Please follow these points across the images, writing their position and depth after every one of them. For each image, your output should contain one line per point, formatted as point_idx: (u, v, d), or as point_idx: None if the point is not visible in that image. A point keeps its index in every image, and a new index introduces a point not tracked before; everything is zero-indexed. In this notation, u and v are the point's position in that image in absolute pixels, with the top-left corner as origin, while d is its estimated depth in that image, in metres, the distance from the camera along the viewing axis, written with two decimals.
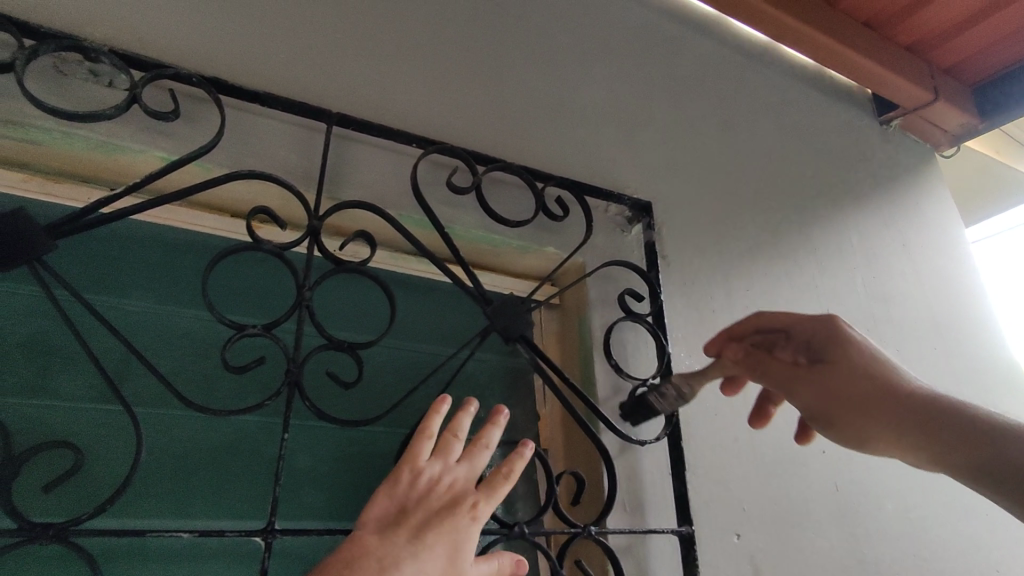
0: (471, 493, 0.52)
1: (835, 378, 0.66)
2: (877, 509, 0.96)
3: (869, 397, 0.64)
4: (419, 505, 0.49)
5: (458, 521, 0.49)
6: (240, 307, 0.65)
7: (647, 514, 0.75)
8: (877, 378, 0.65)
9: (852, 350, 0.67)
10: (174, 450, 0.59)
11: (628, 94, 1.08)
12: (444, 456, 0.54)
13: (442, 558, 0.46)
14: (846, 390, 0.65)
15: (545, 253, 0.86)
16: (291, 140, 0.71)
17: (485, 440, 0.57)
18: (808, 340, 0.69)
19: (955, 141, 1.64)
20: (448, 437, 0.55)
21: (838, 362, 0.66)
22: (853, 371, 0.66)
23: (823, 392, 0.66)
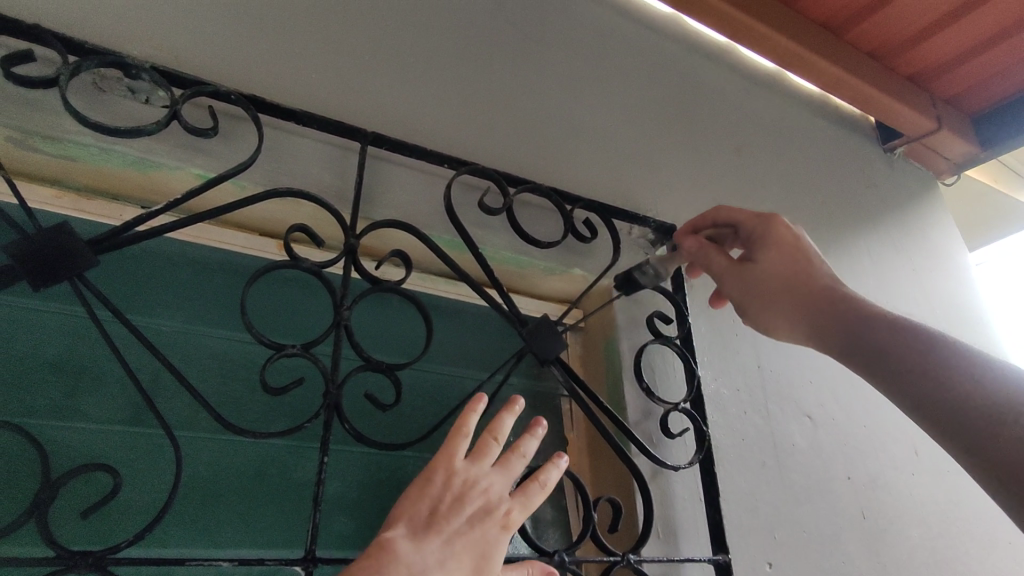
0: (505, 503, 0.48)
1: (755, 268, 0.66)
2: (902, 537, 0.95)
3: (789, 287, 0.63)
4: (452, 509, 0.45)
5: (488, 533, 0.45)
6: (274, 328, 0.64)
7: (682, 542, 0.73)
8: (806, 275, 0.63)
9: (783, 245, 0.66)
10: (208, 474, 0.57)
11: (646, 118, 1.09)
12: (480, 458, 0.49)
13: (467, 567, 0.42)
14: (764, 279, 0.65)
15: (572, 275, 0.85)
16: (324, 159, 0.71)
17: (521, 449, 0.52)
18: (749, 236, 0.69)
19: (955, 168, 1.68)
20: (486, 437, 0.50)
21: (763, 255, 0.66)
22: (774, 263, 0.65)
23: (743, 281, 0.66)
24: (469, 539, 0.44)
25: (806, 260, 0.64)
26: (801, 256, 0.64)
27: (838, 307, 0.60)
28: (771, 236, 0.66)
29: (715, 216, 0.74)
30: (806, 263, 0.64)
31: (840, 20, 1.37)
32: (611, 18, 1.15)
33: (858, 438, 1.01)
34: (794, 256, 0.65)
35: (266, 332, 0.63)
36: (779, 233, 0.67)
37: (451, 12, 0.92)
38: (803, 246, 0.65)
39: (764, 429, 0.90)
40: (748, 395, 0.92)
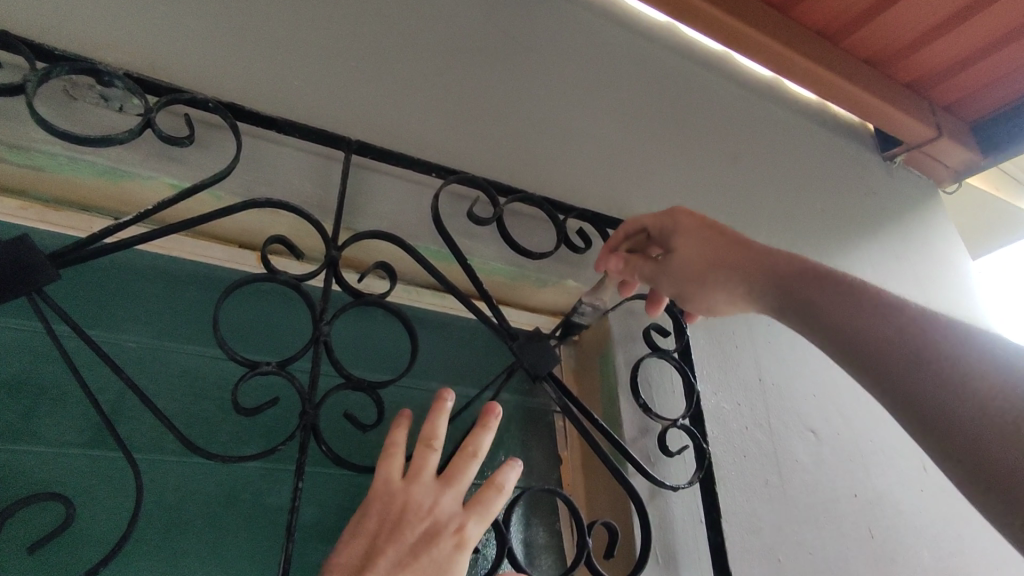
0: (455, 519, 0.48)
1: (677, 259, 0.63)
2: (913, 558, 0.91)
3: (726, 273, 0.61)
4: (396, 538, 0.46)
5: (438, 555, 0.46)
6: (251, 344, 0.61)
7: (681, 567, 0.70)
8: (735, 260, 0.61)
9: (696, 232, 0.64)
10: (172, 499, 0.54)
11: (640, 126, 1.07)
12: (419, 475, 0.50)
13: None
14: (696, 269, 0.62)
15: (565, 286, 0.82)
16: (305, 169, 0.69)
17: (470, 449, 0.52)
18: (663, 232, 0.67)
19: (956, 176, 1.66)
20: (422, 450, 0.52)
21: (680, 244, 0.64)
22: (694, 252, 0.62)
23: (673, 275, 0.63)
24: (415, 566, 0.44)
25: (729, 244, 0.62)
26: (722, 242, 0.63)
27: (796, 294, 0.57)
28: (679, 228, 0.65)
29: (625, 228, 0.71)
30: (731, 247, 0.62)
31: (836, 27, 1.36)
32: (603, 26, 1.14)
33: (865, 454, 0.98)
34: (714, 241, 0.63)
35: (242, 348, 0.61)
36: (689, 220, 0.65)
37: (440, 20, 0.91)
38: (720, 231, 0.64)
39: (767, 445, 0.87)
40: (750, 410, 0.88)
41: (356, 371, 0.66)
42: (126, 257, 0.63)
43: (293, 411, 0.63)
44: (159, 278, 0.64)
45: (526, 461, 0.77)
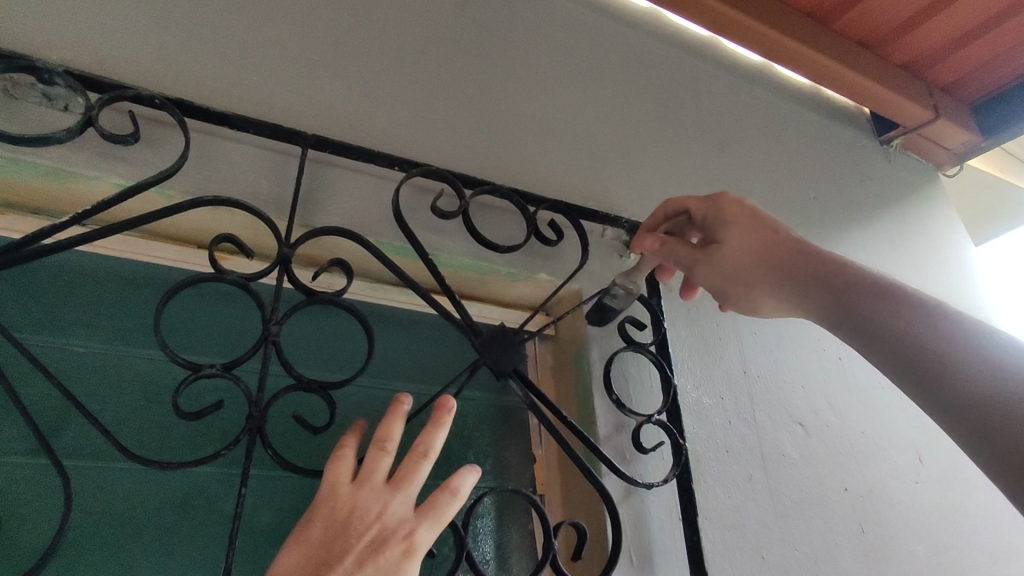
0: (404, 524, 0.46)
1: (727, 253, 0.63)
2: (907, 553, 0.88)
3: (779, 266, 0.61)
4: (341, 548, 0.43)
5: (386, 563, 0.43)
6: (189, 345, 0.60)
7: (657, 568, 0.68)
8: (789, 253, 0.62)
9: (750, 226, 0.64)
10: (122, 509, 0.54)
11: (621, 115, 1.04)
12: (368, 478, 0.47)
13: None
14: (748, 264, 0.62)
15: (538, 280, 0.80)
16: (260, 164, 0.67)
17: (421, 448, 0.50)
18: (709, 220, 0.66)
19: (956, 159, 1.61)
20: (375, 452, 0.49)
21: (730, 236, 0.63)
22: (749, 245, 0.63)
23: (717, 267, 0.63)
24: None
25: (783, 237, 0.63)
26: (776, 237, 0.63)
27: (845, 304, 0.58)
28: (732, 217, 0.64)
29: (665, 210, 0.71)
30: (785, 242, 0.62)
31: (826, 8, 1.32)
32: (582, 12, 1.11)
33: (857, 447, 0.95)
34: (773, 234, 0.63)
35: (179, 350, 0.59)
36: (736, 211, 0.65)
37: (407, 9, 0.88)
38: (772, 222, 0.64)
39: (752, 440, 0.84)
40: (734, 404, 0.86)
41: (306, 372, 0.65)
42: (74, 261, 0.61)
43: (239, 417, 0.61)
44: (109, 281, 0.62)
45: (498, 460, 0.76)
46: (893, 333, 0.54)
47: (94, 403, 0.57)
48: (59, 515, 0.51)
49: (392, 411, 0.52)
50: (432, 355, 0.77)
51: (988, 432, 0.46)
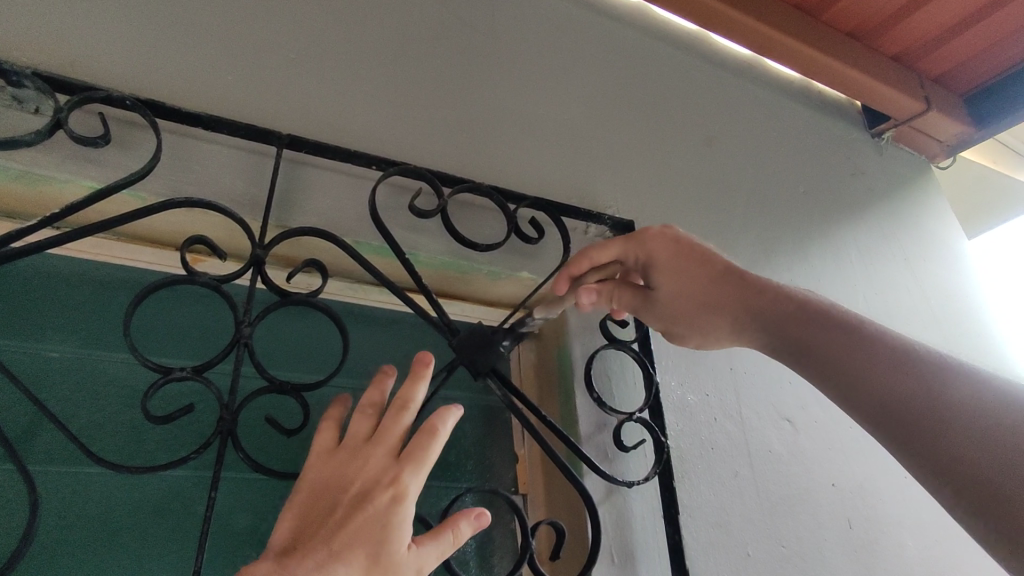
0: (387, 473, 0.47)
1: (665, 300, 0.64)
2: (895, 548, 0.88)
3: (718, 310, 0.63)
4: (328, 505, 0.45)
5: (375, 511, 0.44)
6: (160, 346, 0.60)
7: (639, 566, 0.67)
8: (724, 293, 0.63)
9: (679, 265, 0.63)
10: (96, 513, 0.53)
11: (607, 111, 1.03)
12: (349, 439, 0.50)
13: (356, 552, 0.42)
14: (690, 310, 0.63)
15: (519, 278, 0.80)
16: (234, 165, 0.66)
17: (400, 401, 0.51)
18: (640, 261, 0.65)
19: (949, 151, 1.60)
20: (356, 417, 0.52)
21: (669, 280, 0.64)
22: (683, 290, 0.63)
23: (664, 313, 0.64)
24: (351, 526, 0.43)
25: (715, 274, 0.63)
26: (709, 275, 0.63)
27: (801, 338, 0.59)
28: (659, 258, 0.64)
29: (592, 255, 0.66)
30: (719, 280, 0.63)
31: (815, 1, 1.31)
32: (566, 8, 1.10)
33: (845, 442, 0.94)
34: (706, 272, 0.63)
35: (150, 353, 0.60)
36: (666, 250, 0.64)
37: (386, 7, 0.87)
38: (701, 257, 0.64)
39: (738, 436, 0.84)
40: (719, 401, 0.85)
41: (280, 373, 0.65)
42: (48, 264, 0.61)
43: (210, 418, 0.61)
44: (83, 284, 0.62)
45: (481, 459, 0.75)
46: (849, 366, 0.55)
47: (66, 407, 0.56)
48: (25, 520, 0.51)
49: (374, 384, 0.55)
50: (414, 356, 0.76)
51: (945, 460, 0.48)
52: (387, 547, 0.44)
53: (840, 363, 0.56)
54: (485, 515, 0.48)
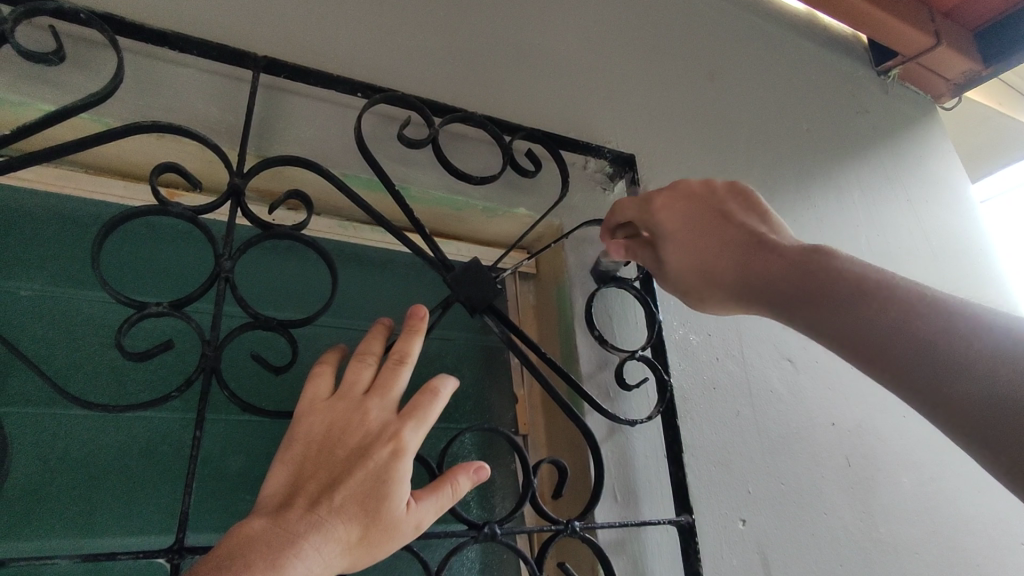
0: (389, 427, 0.47)
1: (674, 270, 0.57)
2: (892, 485, 0.88)
3: (733, 281, 0.54)
4: (324, 459, 0.45)
5: (374, 466, 0.45)
6: (139, 283, 0.57)
7: (641, 504, 0.66)
8: (731, 260, 0.55)
9: (686, 232, 0.57)
10: (81, 456, 0.51)
11: (607, 41, 0.98)
12: (348, 388, 0.50)
13: (353, 512, 0.43)
14: (696, 280, 0.56)
15: (516, 214, 0.76)
16: (208, 90, 0.61)
17: (400, 354, 0.51)
18: (649, 229, 0.59)
19: (957, 90, 1.56)
20: (354, 365, 0.51)
21: (673, 253, 0.57)
22: (691, 258, 0.56)
23: (675, 286, 0.58)
24: (350, 482, 0.44)
25: (728, 240, 0.55)
26: (719, 241, 0.56)
27: (809, 309, 0.50)
28: (666, 227, 0.58)
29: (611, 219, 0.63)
30: (727, 244, 0.55)
31: None
32: None
33: (845, 382, 0.93)
34: (710, 245, 0.56)
35: (127, 287, 0.56)
36: (678, 217, 0.58)
37: None
38: (713, 220, 0.57)
39: (739, 376, 0.82)
40: (721, 340, 0.83)
41: (266, 312, 0.62)
42: (6, 196, 0.56)
43: (194, 355, 0.58)
44: (48, 218, 0.57)
45: (480, 400, 0.73)
46: (850, 320, 0.47)
47: (38, 347, 0.53)
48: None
49: (372, 331, 0.54)
50: (407, 295, 0.73)
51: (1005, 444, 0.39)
52: (388, 501, 0.44)
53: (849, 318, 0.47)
54: (485, 469, 0.49)
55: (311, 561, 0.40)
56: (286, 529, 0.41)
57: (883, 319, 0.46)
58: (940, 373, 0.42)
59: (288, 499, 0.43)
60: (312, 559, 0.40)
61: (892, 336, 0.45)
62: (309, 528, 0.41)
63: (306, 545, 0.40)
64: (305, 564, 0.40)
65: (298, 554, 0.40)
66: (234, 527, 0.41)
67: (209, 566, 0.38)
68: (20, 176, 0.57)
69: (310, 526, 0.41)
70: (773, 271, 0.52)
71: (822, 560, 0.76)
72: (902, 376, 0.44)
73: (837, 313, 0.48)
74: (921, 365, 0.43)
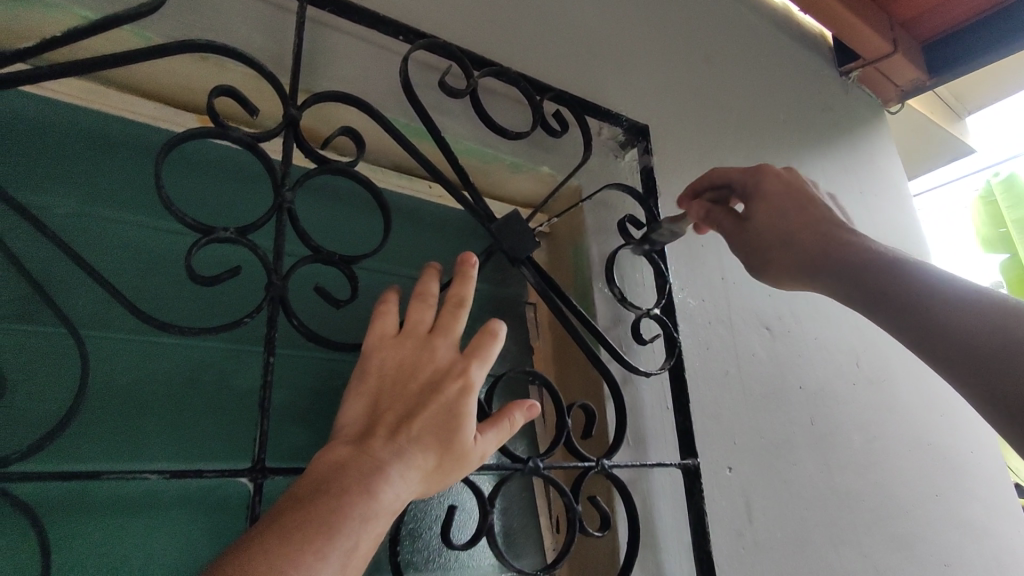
0: (456, 364, 0.49)
1: (755, 225, 0.70)
2: (845, 442, 0.99)
3: (800, 246, 0.67)
4: (398, 393, 0.47)
5: (446, 400, 0.47)
6: (200, 207, 0.57)
7: (649, 448, 0.72)
8: (810, 230, 0.67)
9: (783, 198, 0.70)
10: (127, 382, 0.50)
11: (616, 14, 1.01)
12: (413, 327, 0.51)
13: (429, 444, 0.45)
14: (774, 236, 0.69)
15: (539, 173, 0.78)
16: (253, 16, 0.59)
17: (459, 297, 0.53)
18: (747, 190, 0.72)
19: (903, 97, 1.69)
20: (416, 305, 0.52)
21: (762, 211, 0.70)
22: (777, 221, 0.69)
23: (747, 240, 0.71)
24: (426, 415, 0.46)
25: (813, 216, 0.68)
26: (809, 213, 0.68)
27: (857, 280, 0.64)
28: (767, 191, 0.70)
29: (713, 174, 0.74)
30: (810, 216, 0.68)
31: None
32: None
33: (810, 350, 1.03)
34: (799, 211, 0.68)
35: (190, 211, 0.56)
36: (778, 184, 0.71)
37: None
38: (807, 196, 0.69)
39: (728, 339, 0.89)
40: (714, 305, 0.90)
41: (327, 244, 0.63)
42: (32, 106, 0.52)
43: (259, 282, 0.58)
44: (77, 134, 0.54)
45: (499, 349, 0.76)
46: (897, 292, 0.61)
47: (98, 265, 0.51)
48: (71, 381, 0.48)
49: (426, 272, 0.55)
50: (435, 244, 0.74)
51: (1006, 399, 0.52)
52: (459, 433, 0.46)
53: (897, 296, 0.60)
54: (539, 407, 0.52)
55: (398, 487, 0.42)
56: (372, 457, 0.42)
57: (920, 294, 0.59)
58: (959, 338, 0.55)
59: (366, 430, 0.45)
60: (397, 485, 0.42)
61: (931, 310, 0.58)
62: (394, 456, 0.43)
63: (392, 472, 0.42)
64: (392, 490, 0.42)
65: (386, 482, 0.41)
66: (318, 455, 0.43)
67: (303, 489, 0.39)
68: (48, 86, 0.53)
69: (392, 454, 0.43)
70: (833, 242, 0.66)
71: (793, 506, 0.85)
72: (931, 332, 0.57)
73: (876, 285, 0.62)
74: (959, 336, 0.55)
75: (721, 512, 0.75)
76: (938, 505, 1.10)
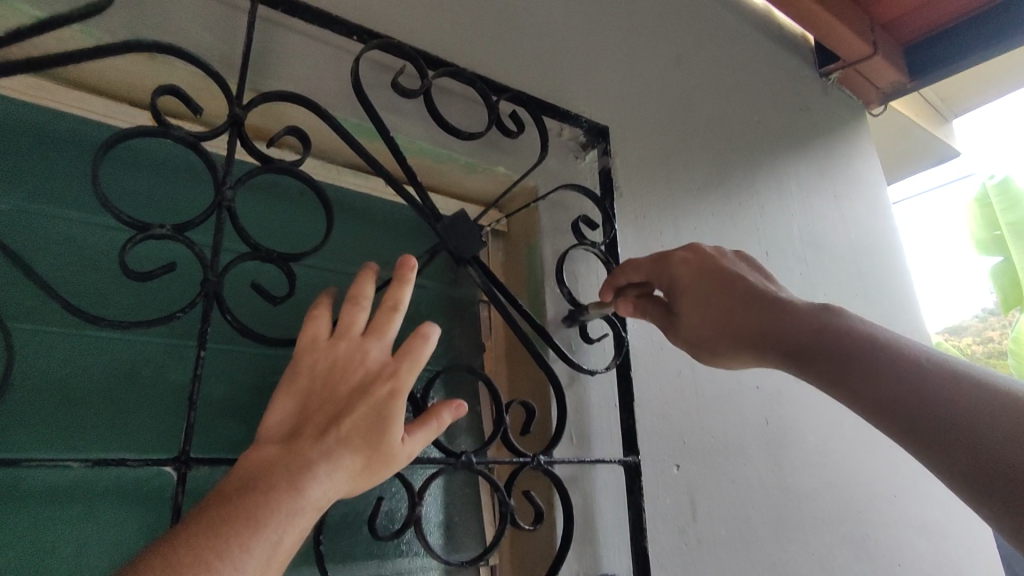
0: (387, 367, 0.50)
1: (687, 325, 0.63)
2: (799, 442, 1.01)
3: (751, 340, 0.59)
4: (328, 395, 0.48)
5: (375, 402, 0.48)
6: (136, 204, 0.59)
7: (593, 445, 0.74)
8: (748, 323, 0.60)
9: (699, 290, 0.62)
10: (61, 375, 0.52)
11: (584, 14, 1.01)
12: (347, 330, 0.52)
13: (358, 445, 0.46)
14: (714, 336, 0.61)
15: (495, 172, 0.80)
16: (201, 15, 0.60)
17: (393, 301, 0.53)
18: (662, 282, 0.65)
19: (884, 99, 1.70)
20: (349, 308, 0.53)
21: (688, 310, 0.63)
22: (707, 322, 0.61)
23: (690, 337, 0.63)
24: (354, 416, 0.47)
25: (740, 300, 0.60)
26: (736, 302, 0.60)
27: (814, 366, 0.56)
28: (680, 283, 0.63)
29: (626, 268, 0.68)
30: (743, 306, 0.60)
31: None
32: None
33: None
34: (726, 301, 0.61)
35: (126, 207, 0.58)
36: (690, 270, 0.63)
37: None
38: (724, 276, 0.62)
39: None
40: None
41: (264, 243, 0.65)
42: None
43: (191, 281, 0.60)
44: (22, 131, 0.55)
45: (450, 345, 0.78)
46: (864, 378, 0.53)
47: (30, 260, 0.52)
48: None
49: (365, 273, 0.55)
50: (387, 241, 0.76)
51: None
52: (387, 434, 0.48)
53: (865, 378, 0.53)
54: (465, 407, 0.54)
55: (324, 485, 0.44)
56: (300, 457, 0.43)
57: (889, 376, 0.52)
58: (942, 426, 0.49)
59: (295, 431, 0.46)
60: (324, 484, 0.44)
61: (908, 392, 0.51)
62: (321, 455, 0.44)
63: (319, 471, 0.44)
64: (319, 487, 0.43)
65: (313, 479, 0.43)
66: (247, 454, 0.44)
67: (230, 487, 0.41)
68: None
69: (320, 454, 0.44)
70: (781, 327, 0.58)
71: (740, 504, 0.87)
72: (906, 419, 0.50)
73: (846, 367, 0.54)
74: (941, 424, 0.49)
75: (664, 509, 0.78)
76: (893, 505, 1.12)
